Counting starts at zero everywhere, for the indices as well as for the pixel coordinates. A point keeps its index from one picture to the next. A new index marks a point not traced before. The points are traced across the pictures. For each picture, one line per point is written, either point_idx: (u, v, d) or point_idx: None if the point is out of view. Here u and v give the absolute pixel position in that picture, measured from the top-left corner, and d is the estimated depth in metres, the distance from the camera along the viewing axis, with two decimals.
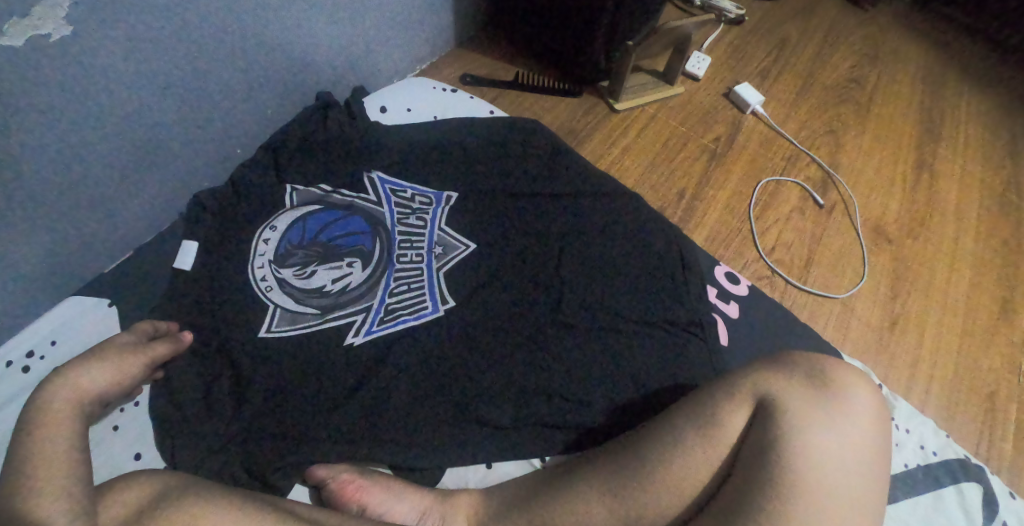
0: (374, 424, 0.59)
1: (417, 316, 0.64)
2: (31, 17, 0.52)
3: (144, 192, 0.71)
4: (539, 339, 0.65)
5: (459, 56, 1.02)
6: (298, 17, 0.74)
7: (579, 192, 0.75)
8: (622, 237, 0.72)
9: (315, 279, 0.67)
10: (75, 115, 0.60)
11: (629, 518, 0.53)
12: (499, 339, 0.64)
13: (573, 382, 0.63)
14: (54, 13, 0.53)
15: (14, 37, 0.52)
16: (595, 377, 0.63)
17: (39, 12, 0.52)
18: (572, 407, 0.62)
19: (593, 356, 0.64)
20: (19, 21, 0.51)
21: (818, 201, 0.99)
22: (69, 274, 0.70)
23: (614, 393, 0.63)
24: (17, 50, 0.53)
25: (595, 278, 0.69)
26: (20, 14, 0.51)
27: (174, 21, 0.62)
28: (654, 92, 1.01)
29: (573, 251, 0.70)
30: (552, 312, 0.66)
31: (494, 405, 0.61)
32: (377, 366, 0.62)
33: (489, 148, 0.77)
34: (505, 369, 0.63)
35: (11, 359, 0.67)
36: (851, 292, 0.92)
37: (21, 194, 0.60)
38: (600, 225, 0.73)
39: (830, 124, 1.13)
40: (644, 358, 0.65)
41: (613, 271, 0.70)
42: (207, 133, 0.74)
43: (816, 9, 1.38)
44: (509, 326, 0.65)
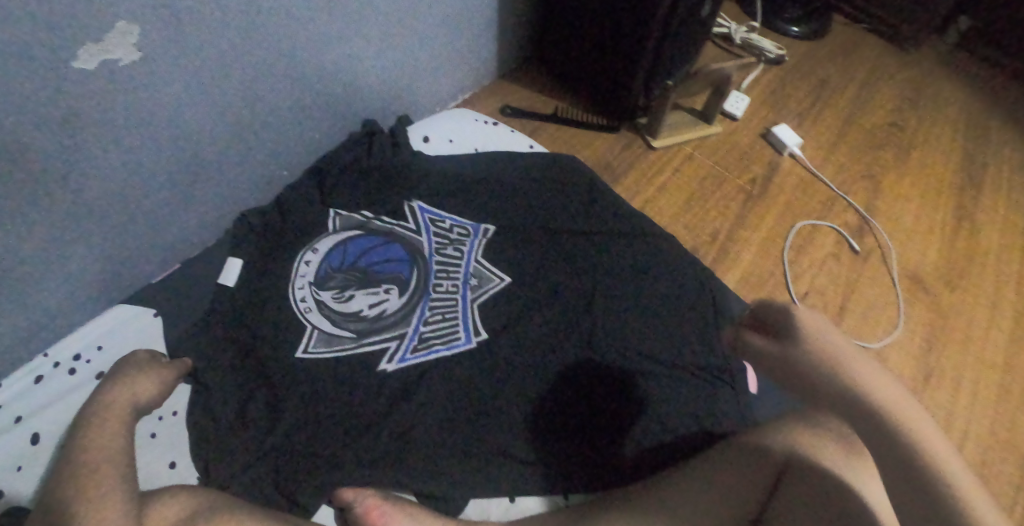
0: (402, 450, 0.60)
1: (451, 347, 0.65)
2: (104, 42, 0.55)
3: (194, 208, 0.74)
4: (568, 375, 0.65)
5: (501, 87, 1.05)
6: (351, 47, 0.77)
7: (614, 230, 0.76)
8: (656, 278, 0.73)
9: (353, 304, 0.69)
10: (133, 134, 0.63)
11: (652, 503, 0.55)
12: (530, 374, 0.65)
13: (601, 421, 0.63)
14: (126, 39, 0.56)
15: (87, 61, 0.54)
16: (623, 417, 0.63)
17: (112, 38, 0.55)
18: (598, 447, 0.62)
19: (623, 397, 0.64)
20: (93, 46, 0.54)
21: (854, 246, 0.98)
22: (119, 282, 0.73)
23: (642, 436, 0.63)
24: (89, 73, 0.55)
25: (628, 317, 0.69)
26: (95, 39, 0.54)
27: (233, 48, 0.65)
28: (691, 130, 1.02)
29: (606, 289, 0.71)
30: (584, 350, 0.67)
31: (521, 439, 0.61)
32: (409, 393, 0.63)
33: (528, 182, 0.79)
34: (534, 404, 0.63)
35: (59, 360, 0.70)
36: (885, 342, 0.90)
37: (82, 208, 0.63)
38: (633, 264, 0.73)
39: (868, 168, 1.12)
40: (674, 401, 0.65)
41: (645, 312, 0.70)
42: (257, 154, 0.77)
43: (858, 51, 1.38)
44: (541, 361, 0.66)
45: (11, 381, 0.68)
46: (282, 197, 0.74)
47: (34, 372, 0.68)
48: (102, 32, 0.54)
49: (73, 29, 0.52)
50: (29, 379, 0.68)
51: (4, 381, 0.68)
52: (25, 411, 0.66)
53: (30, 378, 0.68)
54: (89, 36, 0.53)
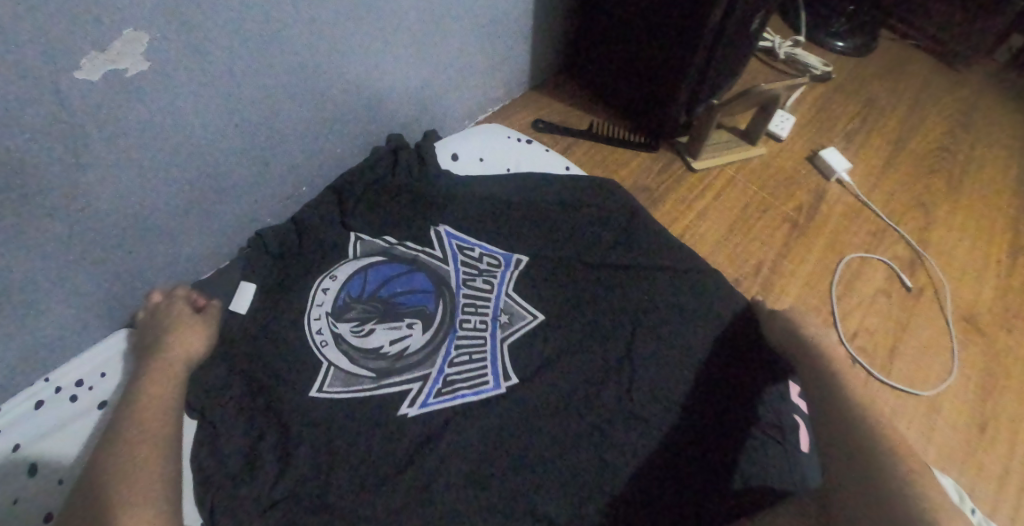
0: (424, 508, 0.54)
1: (478, 392, 0.60)
2: (110, 52, 0.49)
3: (207, 227, 0.69)
4: (606, 427, 0.59)
5: (532, 100, 1.01)
6: (378, 57, 0.72)
7: (655, 263, 0.70)
8: (702, 318, 0.67)
9: (374, 338, 0.64)
10: (142, 151, 0.57)
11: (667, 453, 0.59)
12: (564, 424, 0.59)
13: (643, 481, 0.57)
14: (134, 49, 0.50)
15: (92, 72, 0.48)
16: (665, 477, 0.57)
17: (119, 47, 0.49)
18: (639, 511, 0.56)
19: (663, 455, 0.59)
20: (99, 56, 0.48)
21: (906, 282, 0.92)
22: (128, 305, 0.67)
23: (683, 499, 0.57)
24: (93, 86, 0.49)
25: (672, 362, 0.64)
26: (101, 48, 0.48)
27: (252, 58, 0.59)
28: (732, 152, 0.97)
29: (648, 328, 0.65)
30: (625, 398, 0.61)
31: (555, 500, 0.56)
32: (434, 442, 0.57)
33: (563, 208, 0.74)
34: (570, 460, 0.58)
35: (59, 385, 0.64)
36: (939, 389, 0.84)
37: (86, 231, 0.57)
38: (678, 302, 0.68)
39: (919, 195, 1.05)
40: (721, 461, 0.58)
41: (690, 356, 0.64)
42: (276, 170, 0.71)
43: (905, 68, 1.30)
44: (579, 411, 0.60)
45: (8, 406, 0.61)
46: (300, 217, 0.69)
47: (34, 398, 0.62)
48: (108, 38, 0.48)
49: (76, 36, 0.46)
50: (27, 406, 0.62)
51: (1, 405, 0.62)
52: (23, 441, 0.61)
53: (30, 404, 0.62)
54: (95, 43, 0.47)
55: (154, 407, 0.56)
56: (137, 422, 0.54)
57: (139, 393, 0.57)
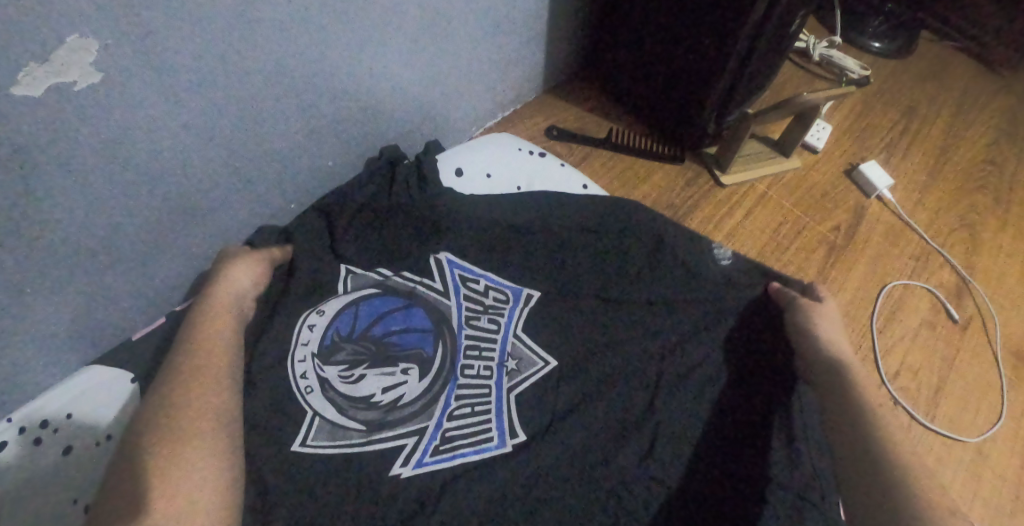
0: None
1: (478, 448, 0.54)
2: (51, 63, 0.41)
3: (185, 254, 0.61)
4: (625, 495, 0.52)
5: (546, 105, 0.93)
6: (376, 60, 0.64)
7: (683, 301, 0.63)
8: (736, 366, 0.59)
9: (365, 385, 0.56)
10: (100, 173, 0.49)
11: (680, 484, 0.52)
12: (577, 489, 0.52)
13: None
14: (80, 59, 0.42)
15: (33, 86, 0.41)
16: None
17: (63, 55, 0.41)
18: None
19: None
20: (39, 67, 0.41)
21: (952, 314, 0.84)
22: (97, 336, 0.60)
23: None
24: (33, 101, 0.42)
25: (700, 416, 0.56)
26: (41, 57, 0.40)
27: (229, 65, 0.51)
28: (764, 165, 0.89)
29: (674, 373, 0.58)
30: (648, 457, 0.54)
31: None
32: (426, 509, 0.50)
33: (579, 233, 0.67)
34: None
35: (24, 425, 0.56)
36: (988, 435, 0.75)
37: (38, 264, 0.50)
38: (709, 344, 0.60)
39: (965, 214, 0.96)
40: None
41: (724, 405, 0.57)
42: (263, 189, 0.64)
43: (947, 73, 1.20)
44: (597, 473, 0.53)
45: None
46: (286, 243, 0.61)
47: None
48: (49, 45, 0.40)
49: (5, 39, 0.38)
50: None
51: None
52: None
53: None
54: (32, 51, 0.40)
55: (215, 344, 0.51)
56: (195, 355, 0.49)
57: (194, 326, 0.52)
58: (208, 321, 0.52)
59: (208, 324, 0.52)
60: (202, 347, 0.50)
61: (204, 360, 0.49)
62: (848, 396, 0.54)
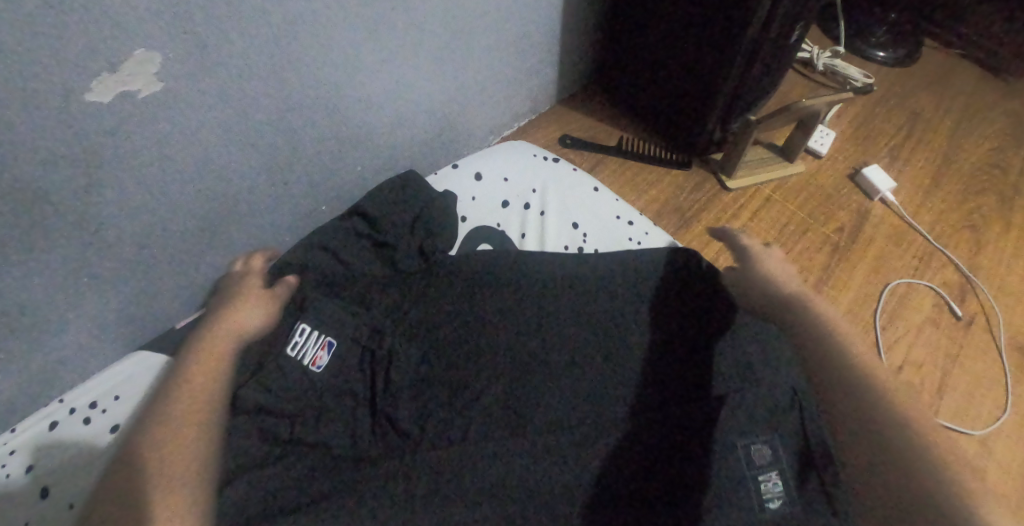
0: None
1: None
2: (122, 72, 0.46)
3: (221, 247, 0.66)
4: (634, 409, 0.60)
5: (559, 116, 0.98)
6: (400, 70, 0.70)
7: (622, 375, 0.62)
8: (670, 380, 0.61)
9: (322, 360, 0.59)
10: (149, 170, 0.53)
11: (650, 363, 0.63)
12: (520, 285, 0.66)
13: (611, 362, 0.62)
14: (146, 69, 0.47)
15: (102, 94, 0.46)
16: (625, 310, 0.66)
17: (131, 67, 0.46)
18: None
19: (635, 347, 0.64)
20: (109, 77, 0.46)
21: (956, 311, 0.86)
22: (141, 327, 0.65)
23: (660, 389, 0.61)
24: (104, 106, 0.47)
25: (698, 355, 0.63)
26: (111, 69, 0.45)
27: (272, 72, 0.56)
28: (769, 169, 0.93)
29: (625, 426, 0.58)
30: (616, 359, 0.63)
31: None
32: (387, 357, 0.60)
33: (539, 286, 0.66)
34: None
35: (75, 406, 0.61)
36: (993, 427, 0.77)
37: (91, 253, 0.55)
38: (650, 392, 0.61)
39: (969, 217, 0.98)
40: (678, 337, 0.65)
41: None
42: (295, 191, 0.69)
43: (950, 77, 1.23)
44: (575, 344, 0.63)
45: (21, 428, 0.59)
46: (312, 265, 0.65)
47: (49, 417, 0.60)
48: (117, 58, 0.45)
49: (77, 55, 0.43)
50: (42, 426, 0.59)
51: (15, 427, 0.59)
52: (33, 462, 0.57)
53: (44, 424, 0.59)
54: (107, 64, 0.45)
55: None
56: None
57: None
58: (208, 345, 0.58)
59: (185, 401, 0.53)
60: (182, 419, 0.52)
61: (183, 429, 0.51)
62: (908, 463, 0.51)
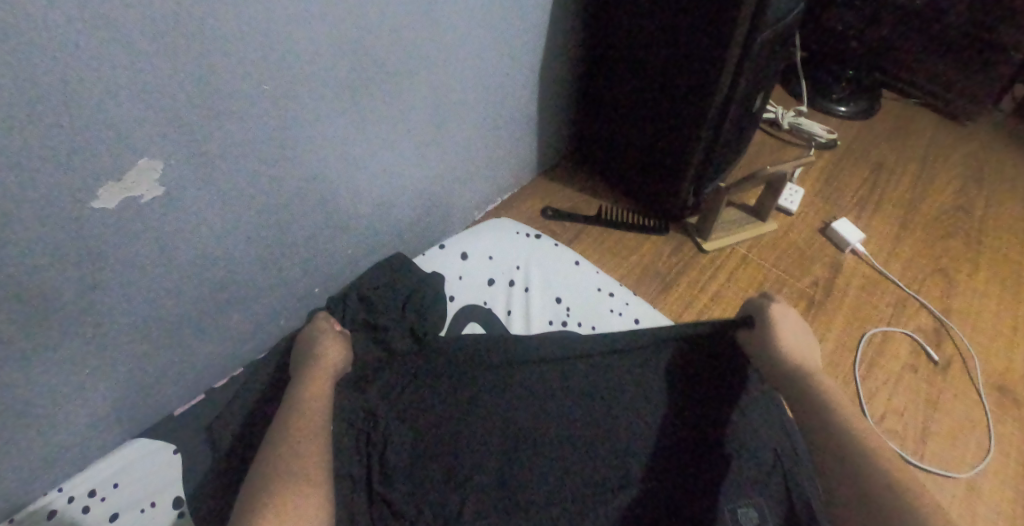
0: None
1: None
2: (126, 180, 0.50)
3: (221, 334, 0.69)
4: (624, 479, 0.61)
5: (541, 187, 1.04)
6: (388, 157, 0.75)
7: (612, 447, 0.63)
8: (654, 447, 0.63)
9: (318, 442, 0.59)
10: (150, 266, 0.57)
11: (637, 432, 0.64)
12: (513, 361, 0.68)
13: (598, 431, 0.64)
14: (148, 176, 0.51)
15: (107, 201, 0.50)
16: (614, 380, 0.68)
17: (134, 176, 0.50)
18: None
19: (616, 419, 0.65)
20: (115, 185, 0.50)
21: (933, 356, 0.89)
22: (143, 414, 0.68)
23: (647, 461, 0.62)
24: (109, 212, 0.51)
25: (683, 423, 0.65)
26: (116, 178, 0.49)
27: (266, 168, 0.61)
28: (743, 229, 0.98)
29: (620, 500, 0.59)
30: (604, 428, 0.64)
31: None
32: (380, 440, 0.61)
33: (530, 360, 0.69)
34: None
35: (74, 494, 0.64)
36: (977, 470, 0.78)
37: (96, 346, 0.58)
38: (639, 462, 0.62)
39: (938, 262, 1.02)
40: (662, 407, 0.66)
41: None
42: (291, 276, 0.73)
43: (911, 127, 1.30)
44: (562, 413, 0.65)
45: (22, 517, 0.61)
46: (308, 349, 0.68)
47: (49, 507, 0.63)
48: (123, 170, 0.49)
49: (89, 173, 0.47)
50: (42, 516, 0.62)
51: (15, 517, 0.62)
52: None
53: (44, 513, 0.62)
54: (112, 175, 0.49)
55: None
56: None
57: None
58: (306, 384, 0.62)
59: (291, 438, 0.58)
60: (293, 459, 0.56)
61: (295, 477, 0.55)
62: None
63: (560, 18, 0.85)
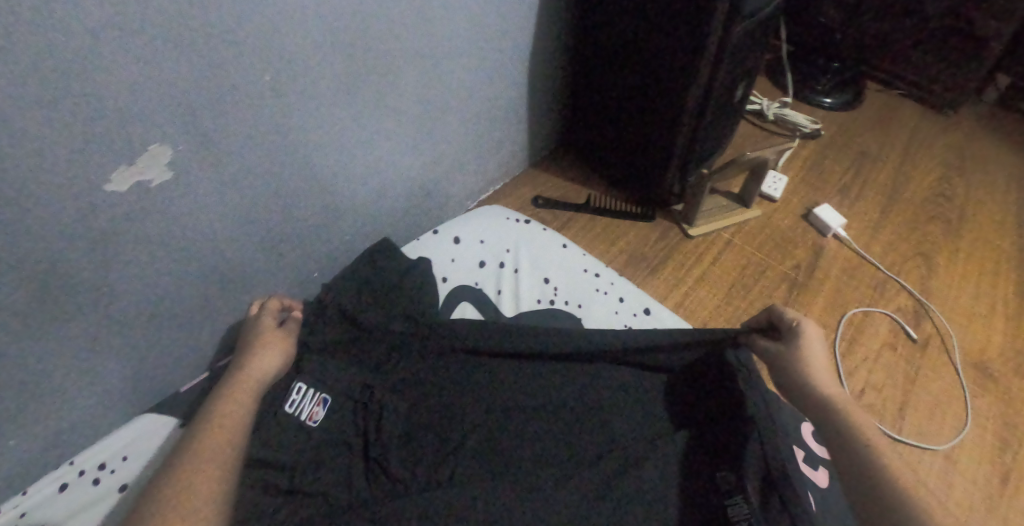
0: None
1: None
2: (137, 165, 0.54)
3: (223, 314, 0.72)
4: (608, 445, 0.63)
5: (532, 177, 1.07)
6: (383, 145, 0.78)
7: (597, 415, 0.65)
8: (636, 415, 0.66)
9: (319, 413, 0.62)
10: (158, 247, 0.60)
11: (620, 400, 0.66)
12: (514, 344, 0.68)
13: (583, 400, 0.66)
14: (157, 161, 0.55)
15: (120, 184, 0.53)
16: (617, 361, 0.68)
17: (145, 160, 0.54)
18: None
19: (599, 387, 0.67)
20: (127, 169, 0.53)
21: (911, 334, 0.92)
22: (150, 391, 0.71)
23: (629, 428, 0.64)
24: (120, 194, 0.54)
25: (664, 392, 0.67)
26: (128, 162, 0.53)
27: (267, 154, 0.64)
28: (727, 215, 1.01)
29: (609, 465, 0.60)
30: (589, 395, 0.66)
31: None
32: (377, 410, 0.64)
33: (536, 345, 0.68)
34: None
35: (85, 467, 0.67)
36: (953, 442, 0.81)
37: (108, 324, 0.61)
38: (621, 428, 0.64)
39: (918, 246, 1.05)
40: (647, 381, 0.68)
41: None
42: (290, 258, 0.76)
43: (895, 117, 1.33)
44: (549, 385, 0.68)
45: (36, 490, 0.65)
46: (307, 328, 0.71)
47: (60, 479, 0.66)
48: (134, 155, 0.53)
49: (103, 158, 0.51)
50: (55, 488, 0.65)
51: (30, 489, 0.65)
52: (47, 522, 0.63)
53: (56, 485, 0.65)
54: (124, 160, 0.52)
55: None
56: None
57: None
58: (227, 389, 0.62)
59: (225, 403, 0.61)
60: (208, 434, 0.57)
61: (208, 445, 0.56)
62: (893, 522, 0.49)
63: (547, 12, 0.88)
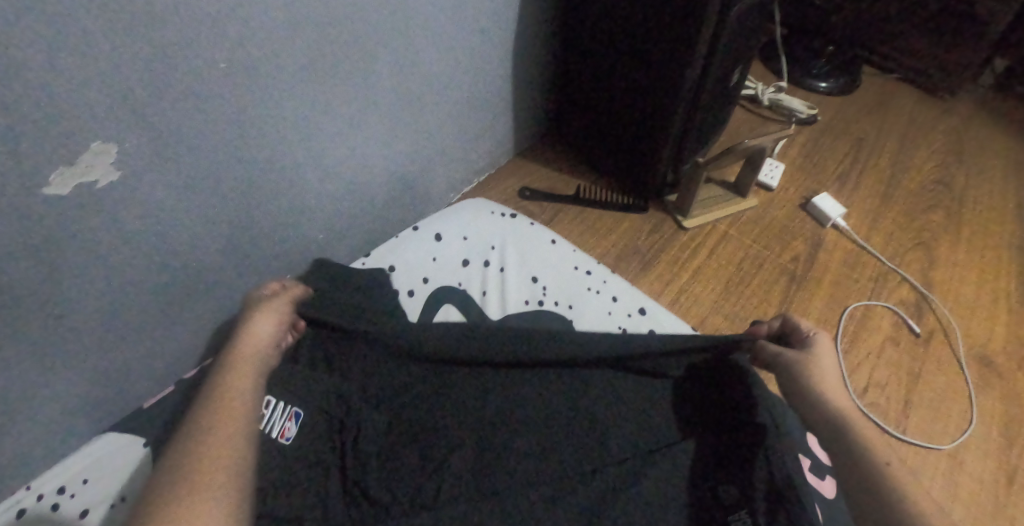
0: None
1: None
2: (78, 165, 0.47)
3: (188, 322, 0.67)
4: (606, 456, 0.59)
5: (518, 168, 1.02)
6: (357, 137, 0.73)
7: (592, 426, 0.61)
8: (634, 425, 0.62)
9: (291, 430, 0.56)
10: (110, 255, 0.55)
11: (616, 411, 0.62)
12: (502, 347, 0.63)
13: (576, 408, 0.62)
14: (103, 160, 0.49)
15: (61, 187, 0.47)
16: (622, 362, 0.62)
17: (88, 160, 0.48)
18: None
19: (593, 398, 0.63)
20: (68, 170, 0.47)
21: (914, 328, 0.89)
22: (110, 407, 0.65)
23: (626, 439, 0.60)
24: (62, 199, 0.48)
25: (662, 400, 0.63)
26: (69, 162, 0.47)
27: (228, 150, 0.58)
28: (723, 206, 0.97)
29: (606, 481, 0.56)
30: (583, 406, 0.62)
31: None
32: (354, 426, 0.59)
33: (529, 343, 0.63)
34: None
35: (43, 492, 0.62)
36: (959, 441, 0.78)
37: (57, 342, 0.55)
38: (618, 439, 0.60)
39: (919, 235, 1.02)
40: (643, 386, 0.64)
41: None
42: (258, 261, 0.70)
43: (891, 102, 1.29)
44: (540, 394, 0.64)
45: None
46: None
47: (17, 506, 0.61)
48: (76, 154, 0.47)
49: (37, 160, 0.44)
50: (10, 516, 0.60)
51: None
52: None
53: (11, 513, 0.60)
54: (64, 160, 0.46)
55: None
56: None
57: None
58: (232, 352, 0.55)
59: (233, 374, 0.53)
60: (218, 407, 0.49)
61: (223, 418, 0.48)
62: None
63: None
